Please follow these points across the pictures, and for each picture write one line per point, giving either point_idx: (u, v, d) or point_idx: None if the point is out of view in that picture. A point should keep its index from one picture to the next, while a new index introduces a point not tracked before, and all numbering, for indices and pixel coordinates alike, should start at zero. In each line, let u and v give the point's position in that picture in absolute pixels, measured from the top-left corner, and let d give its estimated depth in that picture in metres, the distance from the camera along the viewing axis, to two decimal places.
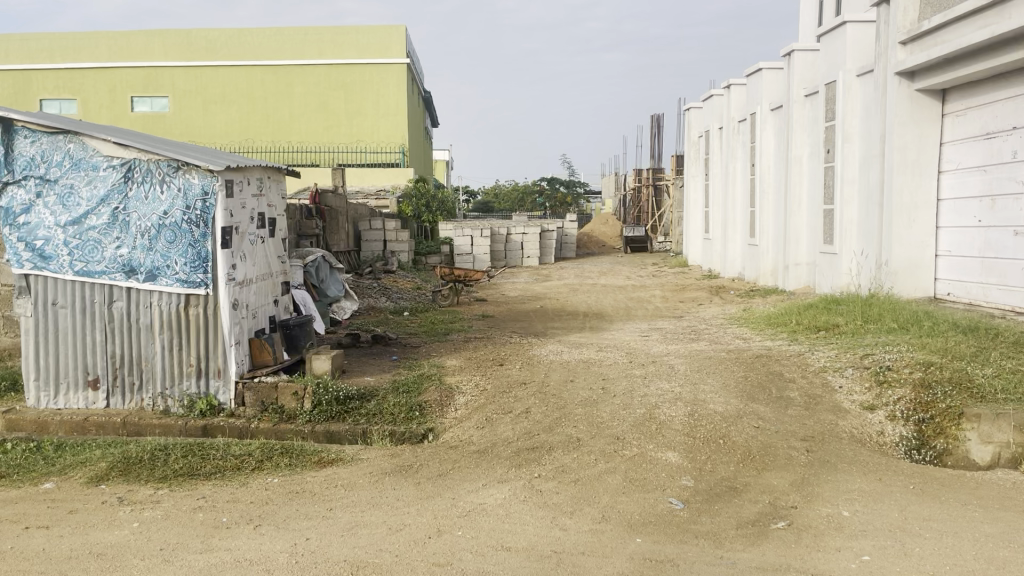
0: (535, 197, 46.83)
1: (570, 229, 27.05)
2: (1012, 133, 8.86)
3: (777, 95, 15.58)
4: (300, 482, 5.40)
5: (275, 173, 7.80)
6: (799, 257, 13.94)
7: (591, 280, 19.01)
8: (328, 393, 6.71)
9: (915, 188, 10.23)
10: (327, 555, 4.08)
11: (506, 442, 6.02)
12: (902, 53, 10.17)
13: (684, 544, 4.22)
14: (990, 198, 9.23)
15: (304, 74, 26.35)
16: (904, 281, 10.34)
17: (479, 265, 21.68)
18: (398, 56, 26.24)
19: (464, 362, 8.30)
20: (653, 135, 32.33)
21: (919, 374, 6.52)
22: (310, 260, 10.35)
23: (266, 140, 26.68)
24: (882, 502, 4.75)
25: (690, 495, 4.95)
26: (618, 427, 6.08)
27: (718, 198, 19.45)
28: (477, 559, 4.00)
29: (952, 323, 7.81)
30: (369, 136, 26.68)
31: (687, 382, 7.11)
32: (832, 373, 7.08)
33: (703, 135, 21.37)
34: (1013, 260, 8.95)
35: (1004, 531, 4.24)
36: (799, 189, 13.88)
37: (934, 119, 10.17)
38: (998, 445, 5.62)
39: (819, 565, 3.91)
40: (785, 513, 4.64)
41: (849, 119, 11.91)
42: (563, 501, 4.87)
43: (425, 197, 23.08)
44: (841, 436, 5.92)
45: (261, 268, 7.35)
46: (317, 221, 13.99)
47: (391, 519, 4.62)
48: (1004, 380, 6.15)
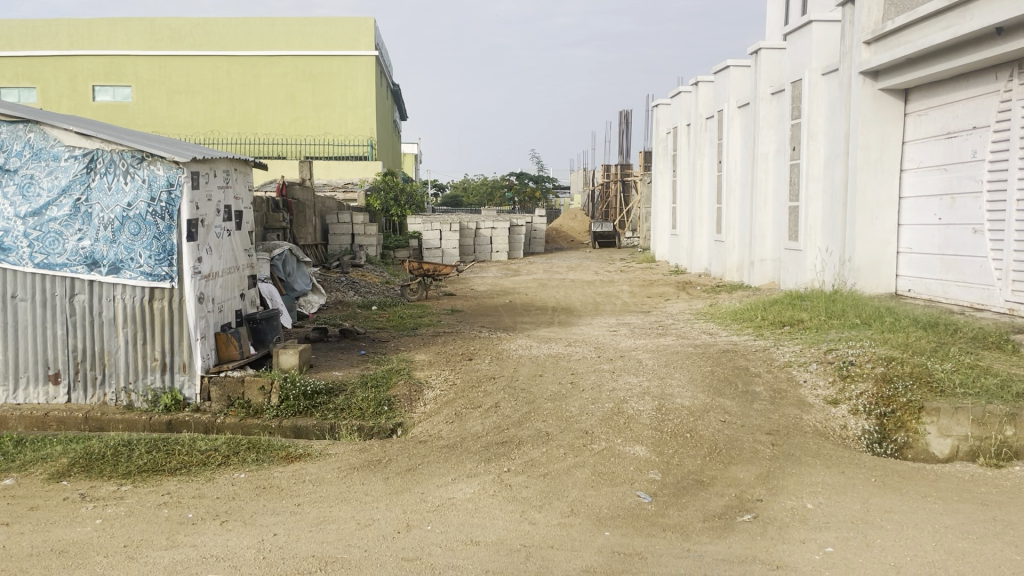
0: (503, 191, 46.84)
1: (539, 224, 27.06)
2: (972, 133, 9.03)
3: (744, 92, 15.72)
4: (267, 478, 5.34)
5: (242, 165, 7.71)
6: (764, 254, 14.07)
7: (560, 274, 19.06)
8: (295, 388, 6.66)
9: (879, 186, 10.39)
10: (294, 551, 4.05)
11: (475, 437, 6.02)
12: (866, 53, 10.35)
13: (652, 537, 4.26)
14: (950, 197, 9.39)
15: (271, 66, 26.08)
16: (866, 278, 10.52)
17: (448, 259, 21.77)
18: (367, 49, 26.00)
19: (433, 356, 8.29)
20: (622, 132, 32.46)
21: (881, 369, 6.60)
22: (276, 254, 10.25)
23: (231, 132, 26.39)
24: (845, 494, 4.84)
25: (658, 489, 5.00)
26: (586, 422, 6.12)
27: (686, 196, 19.58)
28: (448, 553, 4.00)
29: (913, 318, 7.95)
30: (337, 129, 26.47)
31: (654, 376, 7.18)
32: (796, 368, 7.18)
33: (671, 132, 21.49)
34: (972, 258, 9.11)
35: (962, 523, 4.35)
36: (765, 187, 14.03)
37: (897, 118, 10.36)
38: (956, 438, 5.75)
39: (783, 557, 3.97)
40: (751, 506, 4.70)
41: (814, 118, 12.06)
42: (532, 496, 4.89)
43: (393, 190, 22.70)
44: (805, 430, 6.03)
45: (228, 262, 7.28)
46: (284, 214, 13.85)
47: (360, 514, 4.60)
48: (964, 374, 6.25)
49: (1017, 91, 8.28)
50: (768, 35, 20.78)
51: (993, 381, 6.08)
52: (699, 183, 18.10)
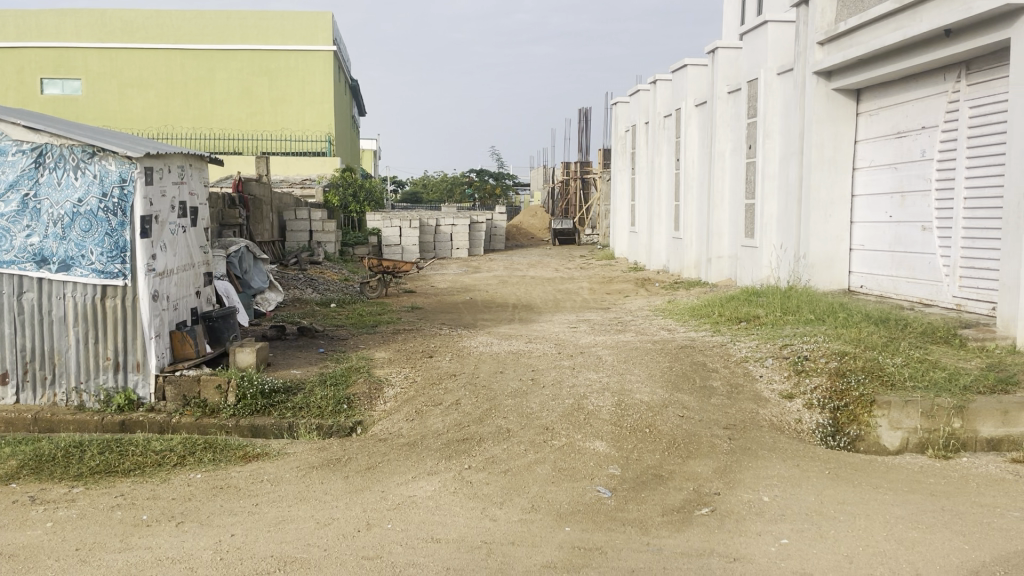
0: (463, 188, 46.74)
1: (498, 221, 27.07)
2: (921, 133, 9.23)
3: (701, 90, 15.90)
4: (224, 478, 5.27)
5: (197, 160, 7.59)
6: (721, 251, 14.25)
7: (521, 271, 19.12)
8: (252, 386, 6.59)
9: (832, 184, 10.60)
10: (252, 552, 4.00)
11: (436, 434, 6.01)
12: (820, 53, 10.56)
13: (612, 531, 4.30)
14: (900, 195, 9.61)
15: (226, 59, 25.68)
16: (820, 274, 10.73)
17: (408, 256, 21.65)
18: (325, 44, 25.77)
19: (393, 354, 8.24)
20: (581, 129, 32.62)
21: (834, 363, 6.72)
22: (232, 251, 10.11)
23: (185, 127, 25.88)
24: (799, 486, 4.94)
25: (617, 483, 5.04)
26: (548, 417, 6.15)
27: (644, 193, 19.75)
28: (409, 551, 3.99)
29: (866, 314, 8.13)
30: (295, 124, 26.15)
31: (614, 372, 7.24)
32: (753, 363, 7.30)
33: (630, 130, 21.64)
34: (921, 254, 9.30)
35: (913, 514, 4.46)
36: (722, 184, 14.21)
37: (849, 118, 10.57)
38: (906, 431, 5.90)
39: (740, 550, 4.03)
40: (709, 500, 4.77)
41: (770, 117, 12.24)
42: (492, 492, 4.89)
43: (352, 186, 22.53)
44: (761, 424, 6.15)
45: (183, 259, 7.16)
46: (240, 210, 13.63)
47: (319, 513, 4.56)
48: (913, 368, 6.40)
49: (964, 93, 8.50)
50: (724, 34, 21.03)
51: (942, 374, 6.23)
52: (657, 180, 18.26)
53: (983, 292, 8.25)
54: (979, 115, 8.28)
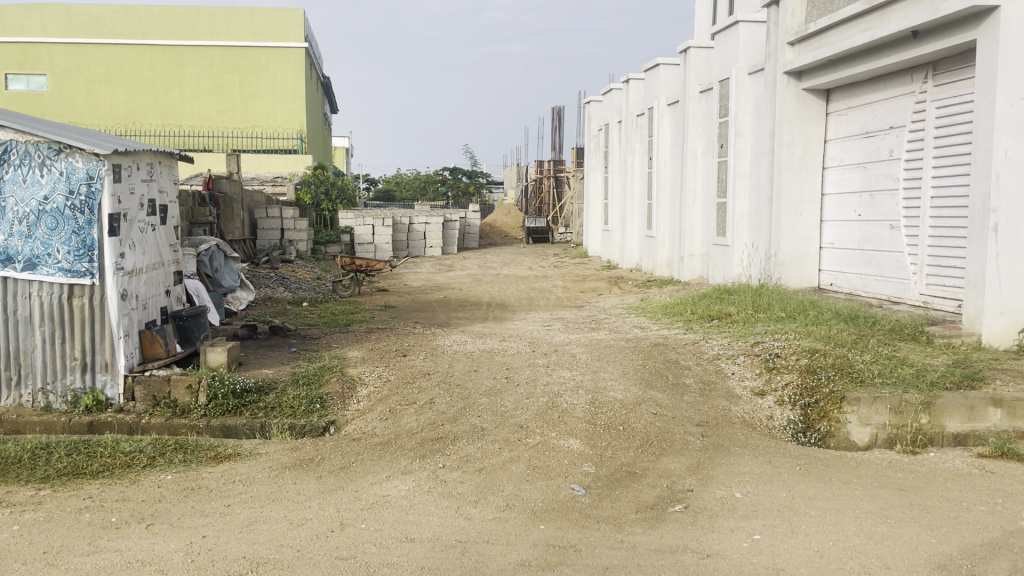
0: (436, 186, 46.62)
1: (472, 220, 27.05)
2: (889, 133, 9.37)
3: (673, 90, 16.01)
4: (195, 479, 5.21)
5: (167, 158, 7.49)
6: (693, 249, 14.35)
7: (494, 270, 19.11)
8: (224, 386, 6.51)
9: (802, 182, 10.72)
10: (224, 553, 3.96)
11: (409, 433, 5.98)
12: (790, 53, 10.68)
13: (586, 529, 4.31)
14: (869, 194, 9.74)
15: (195, 55, 25.37)
16: (791, 272, 10.85)
17: (381, 254, 21.55)
18: (296, 40, 25.58)
19: (366, 353, 8.19)
20: (554, 127, 32.69)
21: (805, 360, 6.78)
22: (202, 249, 10.00)
23: (154, 124, 25.55)
24: (771, 482, 4.99)
25: (591, 481, 5.06)
26: (522, 416, 6.15)
27: (617, 191, 19.84)
28: (383, 551, 3.98)
29: (835, 311, 8.23)
30: (266, 121, 25.93)
31: (587, 370, 7.26)
32: (725, 361, 7.36)
33: (603, 129, 21.72)
34: (890, 252, 9.42)
35: (881, 508, 4.52)
36: (694, 183, 14.31)
37: (819, 118, 10.70)
38: (875, 427, 5.97)
39: (713, 546, 4.06)
40: (682, 496, 4.80)
41: (741, 116, 12.35)
42: (467, 491, 4.89)
43: (324, 184, 22.37)
44: (733, 421, 6.20)
45: (152, 257, 7.06)
46: (211, 208, 13.47)
47: (293, 514, 4.53)
48: (881, 365, 6.48)
49: (931, 93, 8.63)
50: (695, 34, 21.19)
51: (910, 371, 6.32)
52: (630, 179, 18.34)
53: (950, 289, 8.38)
54: (945, 115, 8.41)
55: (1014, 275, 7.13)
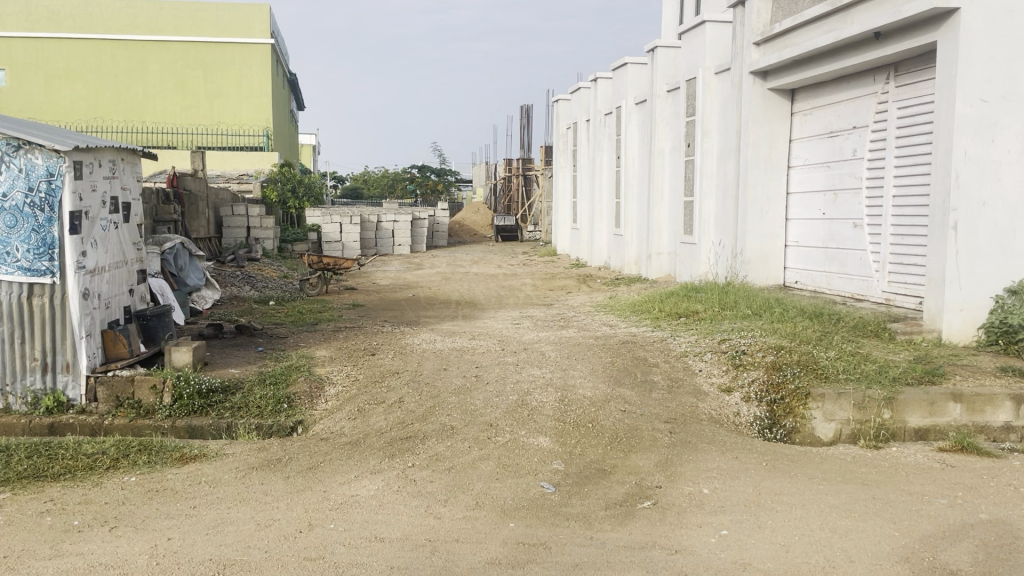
0: (404, 184, 46.41)
1: (441, 217, 26.99)
2: (852, 133, 9.51)
3: (641, 88, 16.11)
4: (160, 480, 5.13)
5: (130, 155, 7.38)
6: (661, 247, 14.45)
7: (463, 268, 19.07)
8: (189, 386, 6.43)
9: (767, 182, 10.85)
10: (189, 555, 3.91)
11: (378, 433, 5.95)
12: (756, 53, 10.79)
13: (555, 527, 4.32)
14: (833, 193, 9.88)
15: (159, 51, 24.99)
16: (756, 270, 10.97)
17: (349, 253, 21.42)
18: (262, 37, 25.34)
19: (334, 352, 8.14)
20: (523, 126, 32.73)
21: (771, 357, 6.86)
22: (167, 248, 9.87)
23: (116, 120, 25.11)
24: (738, 478, 5.04)
25: (561, 479, 5.08)
26: (491, 414, 6.14)
27: (585, 190, 19.91)
28: (351, 551, 3.95)
29: (800, 309, 8.34)
30: (231, 118, 25.62)
31: (557, 368, 7.28)
32: (692, 358, 7.43)
33: (571, 127, 21.79)
34: (853, 250, 9.56)
35: (846, 503, 4.59)
36: (662, 181, 14.40)
37: (784, 117, 10.83)
38: (839, 422, 6.06)
39: (681, 542, 4.09)
40: (651, 493, 4.84)
41: (708, 115, 12.46)
42: (436, 490, 4.88)
43: (292, 181, 22.08)
44: (701, 418, 6.26)
45: (115, 255, 6.95)
46: (175, 205, 13.27)
47: (260, 515, 4.48)
48: (845, 361, 6.57)
49: (893, 94, 8.77)
50: (663, 33, 21.34)
51: (873, 367, 6.42)
52: (598, 177, 18.41)
53: (911, 287, 8.53)
54: (907, 115, 8.55)
55: (973, 274, 7.27)
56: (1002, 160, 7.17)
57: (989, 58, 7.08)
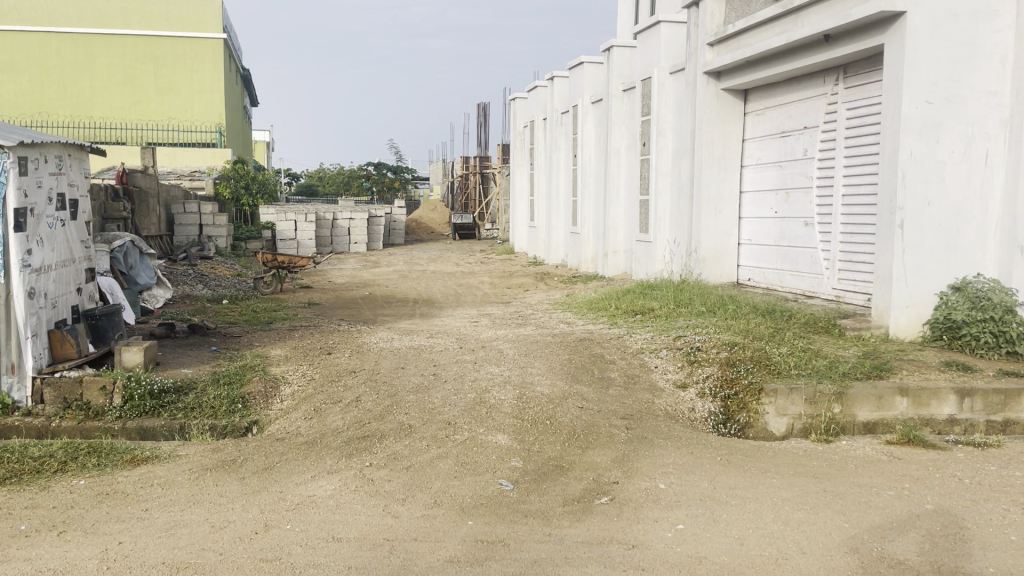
0: (361, 181, 46.06)
1: (397, 215, 26.83)
2: (803, 133, 9.70)
3: (597, 87, 16.21)
4: (110, 483, 5.03)
5: (77, 151, 7.21)
6: (617, 245, 14.56)
7: (420, 266, 18.99)
8: (140, 387, 6.30)
9: (721, 181, 11.01)
10: (142, 559, 3.84)
11: (335, 433, 5.91)
12: (710, 54, 10.93)
13: (514, 523, 4.33)
14: (784, 192, 10.06)
15: (106, 44, 24.43)
16: (710, 267, 11.12)
17: (304, 251, 21.19)
18: (214, 31, 24.95)
19: (289, 352, 8.03)
20: (480, 124, 32.71)
21: (725, 354, 6.96)
22: (117, 245, 9.68)
23: (61, 114, 24.46)
24: (693, 473, 5.11)
25: (519, 476, 5.09)
26: (449, 412, 6.14)
27: (542, 188, 19.97)
28: (308, 552, 3.92)
29: (753, 306, 8.48)
30: (182, 114, 25.13)
31: (515, 366, 7.30)
32: (648, 355, 7.51)
33: (528, 126, 21.83)
34: (804, 249, 9.75)
35: (798, 496, 4.69)
36: (618, 180, 14.51)
37: (737, 117, 11.00)
38: (791, 417, 6.17)
39: (638, 537, 4.13)
40: (608, 489, 4.88)
41: (663, 114, 12.58)
42: (394, 489, 4.86)
43: (244, 179, 21.57)
44: (657, 414, 6.34)
45: (62, 254, 6.78)
46: (125, 203, 12.98)
47: (214, 516, 4.42)
48: (797, 357, 6.70)
49: (842, 95, 8.95)
50: (618, 33, 21.50)
51: (823, 362, 6.56)
52: (555, 175, 18.47)
53: (860, 284, 8.73)
54: (855, 116, 8.74)
55: (919, 271, 7.47)
56: (946, 161, 7.36)
57: (934, 61, 7.26)
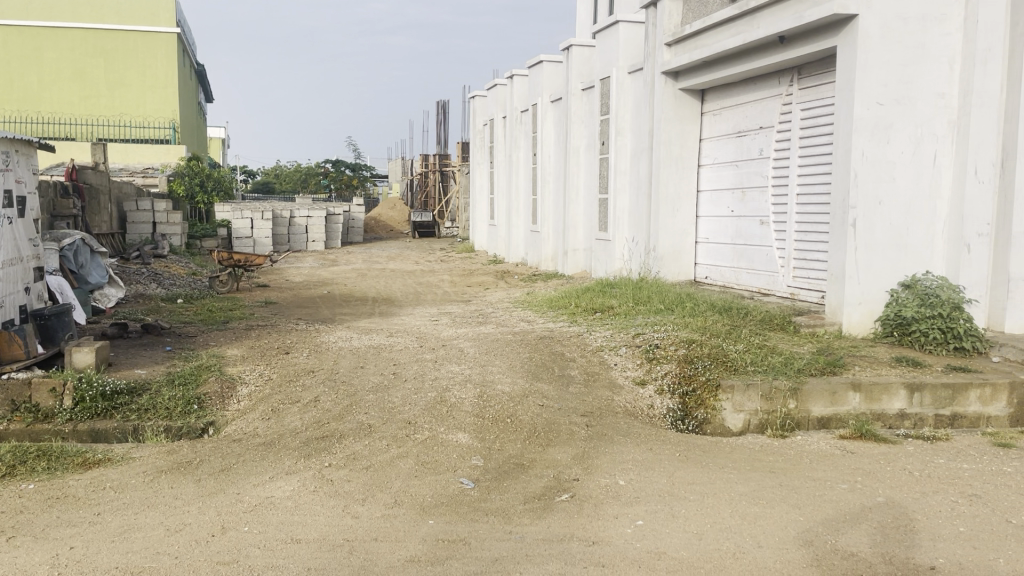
0: (319, 178, 45.63)
1: (356, 213, 26.61)
2: (759, 133, 9.84)
3: (556, 86, 16.28)
4: (61, 486, 4.91)
5: (25, 147, 7.04)
6: (577, 243, 14.62)
7: (379, 264, 18.88)
8: (91, 388, 6.17)
9: (679, 180, 11.12)
10: (95, 563, 3.77)
11: (294, 433, 5.84)
12: (667, 54, 11.04)
13: (474, 522, 4.33)
14: (741, 191, 10.19)
15: (55, 38, 23.90)
16: (668, 265, 11.24)
17: (260, 249, 20.89)
18: (168, 25, 24.53)
19: (246, 351, 7.92)
20: (439, 122, 32.61)
21: (683, 351, 7.03)
22: (66, 243, 9.47)
23: (8, 109, 23.82)
24: (653, 469, 5.16)
25: (480, 474, 5.09)
26: (410, 411, 6.11)
27: (502, 186, 19.97)
28: (267, 554, 3.87)
29: (711, 303, 8.58)
30: (135, 109, 24.60)
31: (475, 364, 7.29)
32: (608, 352, 7.55)
33: (488, 125, 21.81)
34: (760, 247, 9.90)
35: (755, 490, 4.76)
36: (577, 178, 14.58)
37: (694, 117, 11.12)
38: (748, 413, 6.24)
39: (598, 533, 4.16)
40: (568, 486, 4.90)
41: (621, 113, 12.68)
42: (354, 489, 4.82)
43: (199, 175, 21.04)
44: (616, 411, 6.39)
45: (9, 252, 6.62)
46: (74, 200, 12.68)
47: (170, 519, 4.35)
48: (753, 354, 6.79)
49: (796, 96, 9.11)
50: (577, 33, 21.61)
51: (779, 359, 6.67)
52: (515, 174, 18.49)
53: (814, 281, 8.89)
54: (809, 117, 8.90)
55: (870, 268, 7.63)
56: (896, 161, 7.53)
57: (885, 63, 7.42)
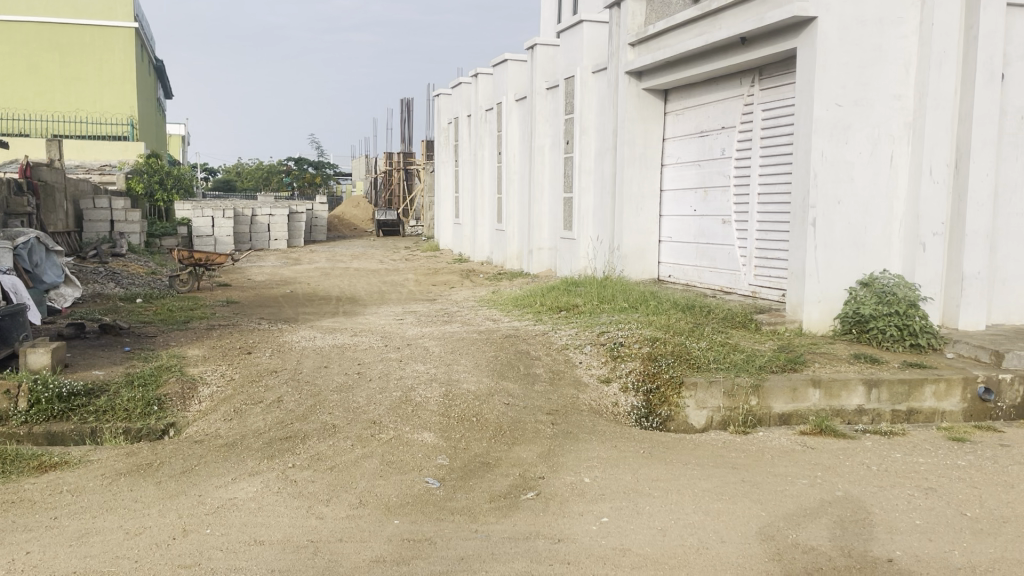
0: (281, 176, 45.13)
1: (320, 212, 26.36)
2: (721, 133, 9.95)
3: (521, 85, 16.30)
4: (15, 490, 4.80)
5: None
6: (542, 242, 14.65)
7: (343, 263, 18.74)
8: (48, 390, 6.05)
9: (642, 179, 11.21)
10: (51, 569, 3.69)
11: (256, 434, 5.78)
12: (631, 54, 11.12)
13: (440, 521, 4.33)
14: (703, 190, 10.30)
15: (8, 32, 23.35)
16: (632, 264, 11.32)
17: (221, 248, 20.55)
18: (125, 20, 24.10)
19: (207, 352, 7.81)
20: (403, 119, 32.45)
21: (646, 349, 7.10)
22: (20, 242, 9.26)
23: None
24: (617, 467, 5.19)
25: (445, 473, 5.08)
26: (375, 411, 6.08)
27: (467, 184, 19.95)
28: (229, 556, 3.82)
29: (674, 302, 8.66)
30: (92, 106, 24.12)
31: (441, 363, 7.27)
32: (573, 351, 7.58)
33: (452, 123, 21.77)
34: (722, 246, 10.02)
35: (718, 486, 4.81)
36: (542, 177, 14.61)
37: (657, 117, 11.21)
38: (710, 410, 6.30)
39: (563, 531, 4.18)
40: (534, 484, 4.91)
41: (586, 112, 12.73)
42: (318, 490, 4.78)
43: (158, 173, 20.88)
44: (581, 409, 6.42)
45: None
46: (29, 198, 12.41)
47: (129, 523, 4.27)
48: (715, 351, 6.87)
49: (757, 97, 9.23)
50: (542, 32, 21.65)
51: (741, 356, 6.75)
52: (479, 172, 18.48)
53: (774, 280, 9.02)
54: (770, 117, 9.02)
55: (830, 267, 7.76)
56: (855, 161, 7.67)
57: (843, 65, 7.55)
